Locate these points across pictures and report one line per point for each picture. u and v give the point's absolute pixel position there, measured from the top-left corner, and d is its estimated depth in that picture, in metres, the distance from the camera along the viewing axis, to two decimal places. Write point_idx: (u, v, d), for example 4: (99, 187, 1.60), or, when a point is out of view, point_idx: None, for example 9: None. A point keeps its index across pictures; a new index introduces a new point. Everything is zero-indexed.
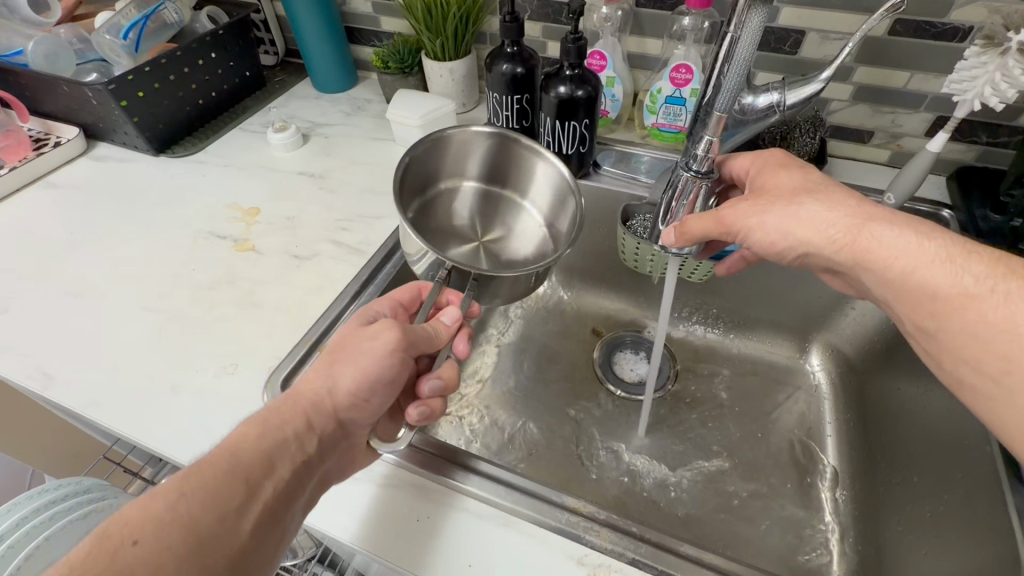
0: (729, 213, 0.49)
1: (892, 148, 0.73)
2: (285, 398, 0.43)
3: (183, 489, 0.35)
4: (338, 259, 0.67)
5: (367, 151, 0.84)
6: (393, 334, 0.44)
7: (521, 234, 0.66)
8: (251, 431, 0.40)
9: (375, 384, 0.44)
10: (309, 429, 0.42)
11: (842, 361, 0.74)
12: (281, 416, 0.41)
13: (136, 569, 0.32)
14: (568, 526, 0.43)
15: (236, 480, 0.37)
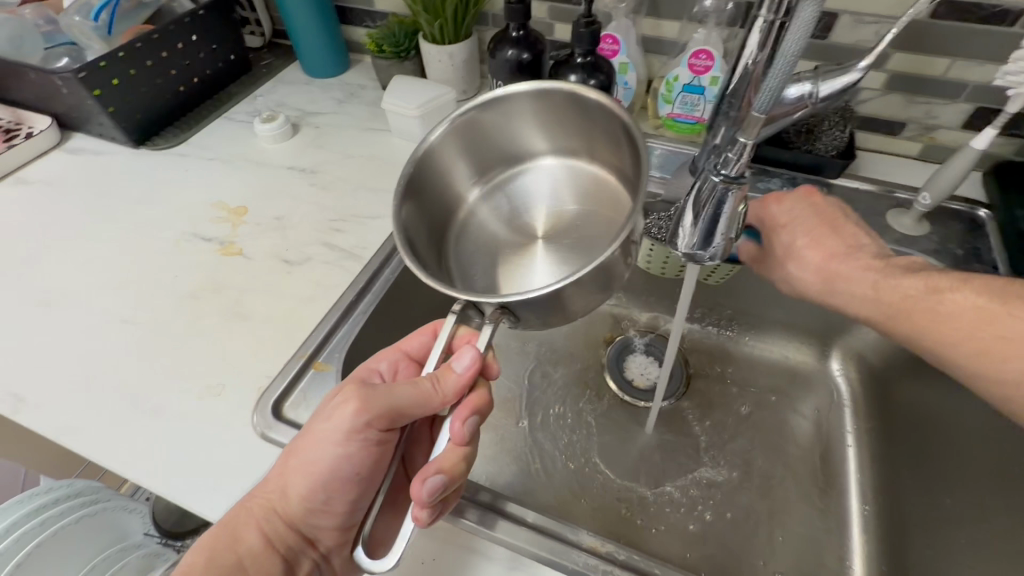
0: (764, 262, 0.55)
1: (925, 141, 0.68)
2: (234, 512, 0.42)
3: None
4: (331, 264, 0.62)
5: (361, 143, 0.79)
6: (351, 420, 0.40)
7: (580, 196, 0.58)
8: (197, 563, 0.40)
9: (330, 484, 0.42)
10: (266, 543, 0.42)
11: (865, 367, 0.70)
12: (231, 534, 0.41)
13: None
14: (586, 569, 0.40)
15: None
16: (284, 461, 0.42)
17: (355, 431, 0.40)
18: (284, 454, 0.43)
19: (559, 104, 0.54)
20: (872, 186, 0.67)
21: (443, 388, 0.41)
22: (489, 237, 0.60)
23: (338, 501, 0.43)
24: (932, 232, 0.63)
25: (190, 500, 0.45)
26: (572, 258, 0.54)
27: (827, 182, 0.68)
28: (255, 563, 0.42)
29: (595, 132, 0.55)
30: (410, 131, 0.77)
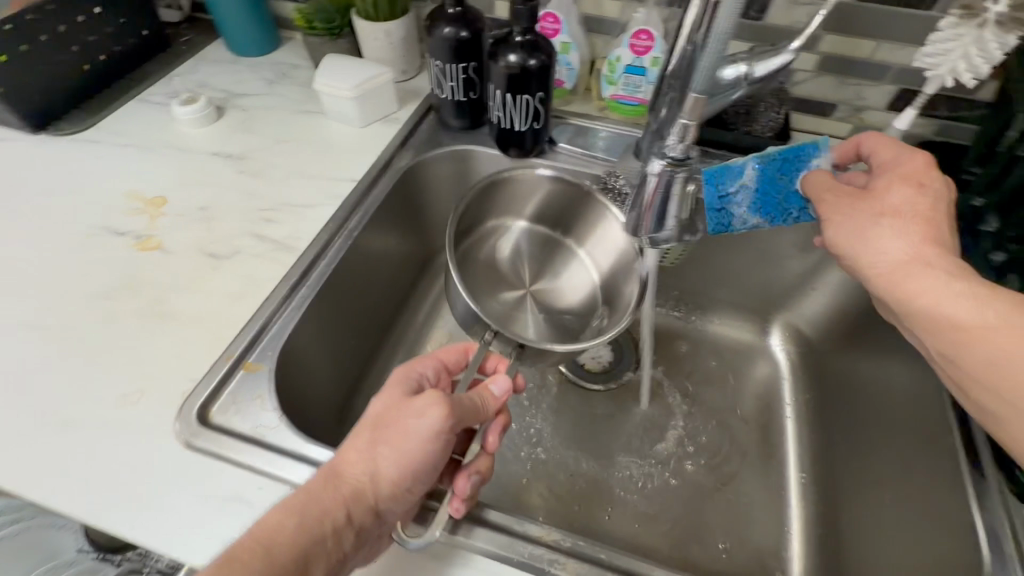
0: (832, 199, 0.46)
1: (855, 121, 0.70)
2: (300, 495, 0.37)
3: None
4: (263, 256, 0.59)
5: (294, 126, 0.74)
6: (442, 418, 0.39)
7: (571, 284, 0.67)
8: (281, 536, 0.35)
9: (420, 473, 0.39)
10: (349, 522, 0.37)
11: (804, 342, 0.73)
12: (294, 523, 0.36)
13: None
14: (531, 561, 0.40)
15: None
16: (361, 446, 0.39)
17: (443, 428, 0.39)
18: (359, 437, 0.40)
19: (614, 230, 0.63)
20: None
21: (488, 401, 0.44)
22: (498, 266, 0.67)
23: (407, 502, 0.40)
24: None
25: (107, 518, 0.42)
26: (538, 329, 0.63)
27: None
28: (336, 543, 0.37)
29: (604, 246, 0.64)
30: (346, 113, 0.73)
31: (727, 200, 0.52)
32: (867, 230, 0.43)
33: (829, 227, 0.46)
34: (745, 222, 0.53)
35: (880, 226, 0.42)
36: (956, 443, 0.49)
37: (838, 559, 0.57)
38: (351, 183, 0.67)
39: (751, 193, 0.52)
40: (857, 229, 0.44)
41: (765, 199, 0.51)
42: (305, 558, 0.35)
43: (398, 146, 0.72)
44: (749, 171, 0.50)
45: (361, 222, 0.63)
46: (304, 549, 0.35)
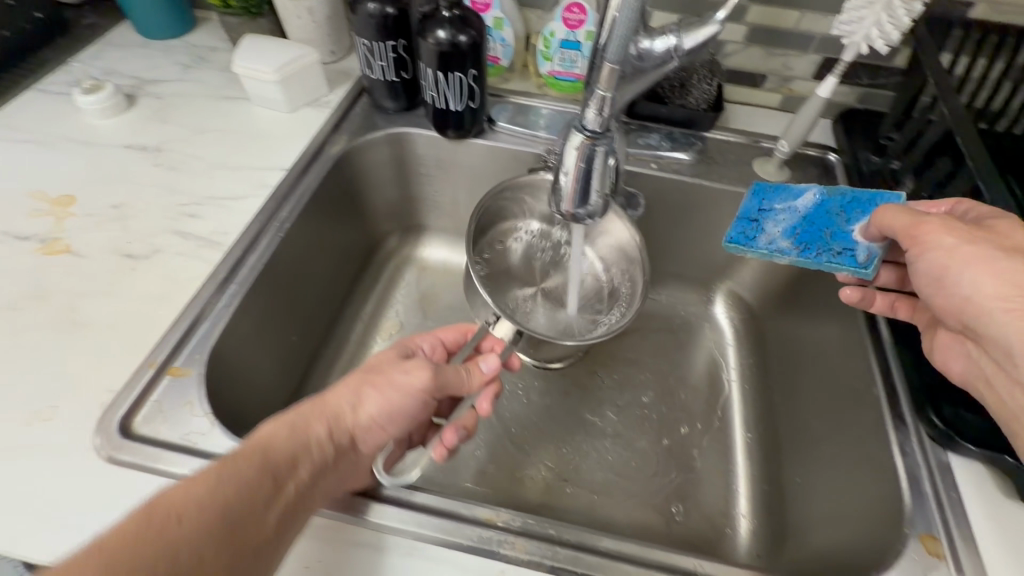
0: (935, 222, 0.43)
1: (783, 92, 0.72)
2: (293, 411, 0.41)
3: (177, 516, 0.32)
4: (186, 254, 0.55)
5: (215, 114, 0.69)
6: (423, 373, 0.43)
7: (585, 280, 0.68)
8: (276, 436, 0.39)
9: (398, 413, 0.43)
10: (332, 438, 0.41)
11: (745, 309, 0.76)
12: (286, 431, 0.40)
13: (164, 549, 0.31)
14: (481, 543, 0.39)
15: (218, 506, 0.34)
16: (351, 380, 0.44)
17: (424, 377, 0.43)
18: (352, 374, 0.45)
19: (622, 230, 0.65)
20: (740, 137, 0.70)
21: (478, 380, 0.48)
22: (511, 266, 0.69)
23: (383, 436, 0.43)
24: (791, 178, 0.67)
25: (22, 544, 0.38)
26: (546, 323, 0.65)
27: (702, 135, 0.70)
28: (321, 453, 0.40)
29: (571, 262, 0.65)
30: (271, 98, 0.69)
31: (769, 214, 0.55)
32: (989, 262, 0.41)
33: (938, 252, 0.43)
34: (772, 242, 0.53)
35: (1001, 263, 0.40)
36: (879, 394, 0.52)
37: (781, 510, 0.59)
38: (280, 171, 0.63)
39: (795, 216, 0.54)
40: (977, 257, 0.41)
41: (806, 225, 0.53)
42: (292, 463, 0.38)
43: (330, 131, 0.68)
44: (805, 197, 0.55)
45: (291, 213, 0.60)
46: (291, 456, 0.39)
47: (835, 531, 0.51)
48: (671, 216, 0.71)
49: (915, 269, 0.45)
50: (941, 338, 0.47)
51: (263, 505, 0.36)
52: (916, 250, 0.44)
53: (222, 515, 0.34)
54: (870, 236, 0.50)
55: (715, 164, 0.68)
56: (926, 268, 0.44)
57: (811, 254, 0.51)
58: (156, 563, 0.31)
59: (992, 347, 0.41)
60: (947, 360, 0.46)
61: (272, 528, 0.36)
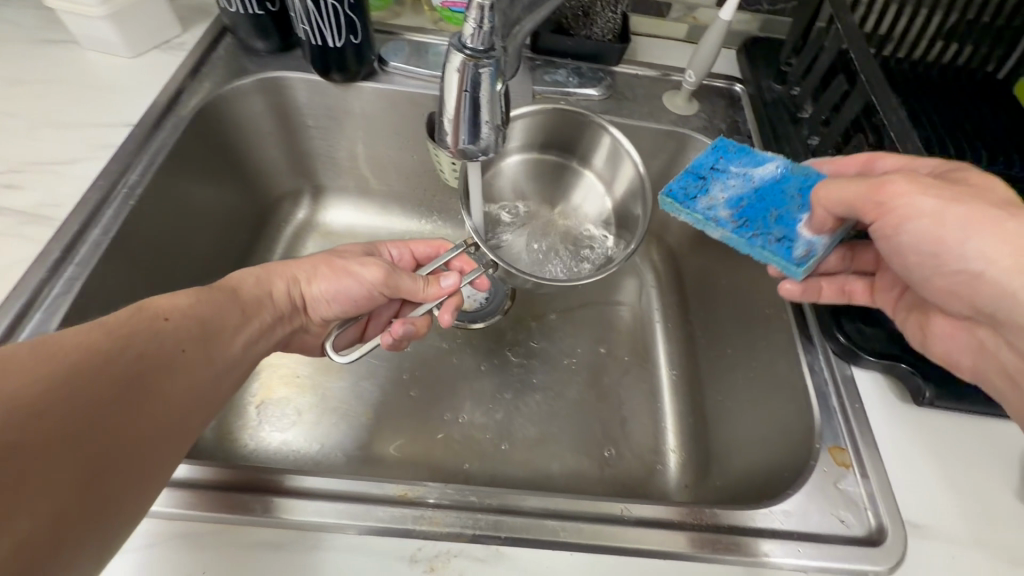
0: (900, 182, 0.37)
1: (689, 21, 0.70)
2: (256, 267, 0.45)
3: (164, 316, 0.34)
4: (6, 234, 0.45)
5: (32, 61, 0.56)
6: (377, 270, 0.47)
7: (585, 208, 0.67)
8: (246, 280, 0.43)
9: (344, 298, 0.48)
10: (287, 293, 0.45)
11: (664, 250, 0.75)
12: (252, 279, 0.43)
13: (163, 335, 0.33)
14: (396, 522, 0.36)
15: (197, 319, 0.36)
16: (312, 256, 0.48)
17: (374, 273, 0.47)
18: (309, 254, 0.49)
19: (616, 156, 0.62)
20: (649, 71, 0.67)
21: (433, 291, 0.50)
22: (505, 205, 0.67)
23: (329, 311, 0.48)
24: (700, 111, 0.66)
25: None
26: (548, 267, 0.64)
27: (610, 70, 0.67)
28: (275, 305, 0.44)
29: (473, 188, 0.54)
30: (105, 40, 0.57)
31: (720, 176, 0.49)
32: (991, 225, 0.36)
33: (923, 219, 0.37)
34: (711, 208, 0.47)
35: (1006, 221, 0.35)
36: (790, 319, 0.53)
37: (705, 440, 0.61)
38: (125, 128, 0.53)
39: (748, 185, 0.48)
40: (973, 223, 0.36)
41: (755, 198, 0.47)
42: (259, 303, 0.42)
43: (187, 78, 0.58)
44: (767, 168, 0.49)
45: (143, 176, 0.50)
46: (253, 303, 0.42)
47: (754, 453, 0.53)
48: None
49: (898, 243, 0.39)
50: (940, 326, 0.43)
51: (229, 332, 0.38)
52: (887, 216, 0.38)
53: (202, 327, 0.36)
54: (817, 223, 0.43)
55: (625, 100, 0.65)
56: (917, 244, 0.38)
57: (746, 232, 0.45)
58: (147, 348, 0.32)
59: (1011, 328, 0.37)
60: (948, 349, 0.43)
61: (235, 352, 0.38)
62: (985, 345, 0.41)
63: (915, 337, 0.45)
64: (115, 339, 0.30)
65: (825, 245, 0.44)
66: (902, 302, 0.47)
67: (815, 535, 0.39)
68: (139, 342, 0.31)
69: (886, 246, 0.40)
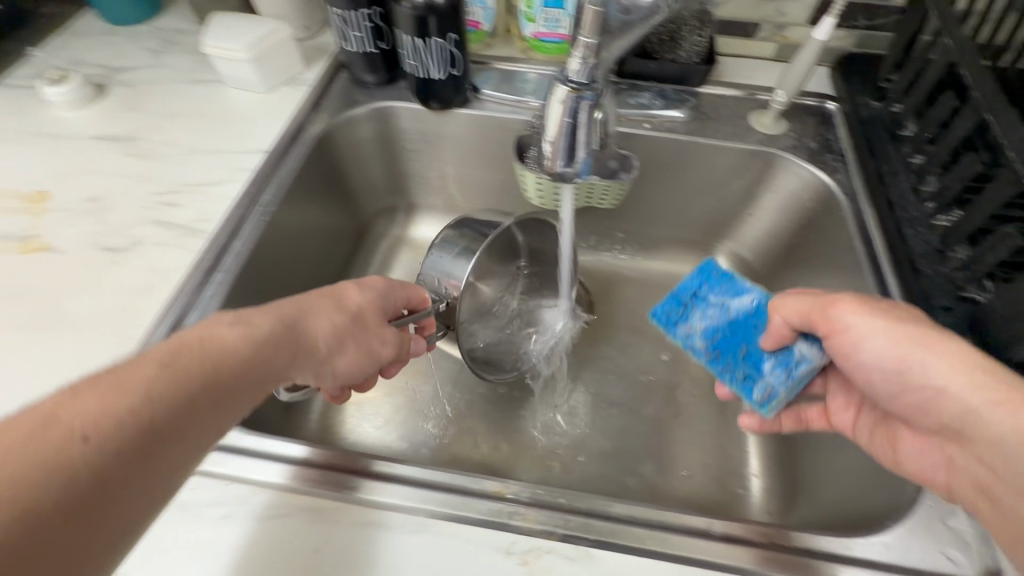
0: (852, 299, 0.40)
1: (778, 40, 0.70)
2: (256, 324, 0.35)
3: (84, 435, 0.26)
4: (170, 244, 0.53)
5: (187, 97, 0.67)
6: (393, 348, 0.43)
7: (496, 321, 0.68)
8: (236, 343, 0.33)
9: (350, 375, 0.41)
10: (287, 359, 0.36)
11: (746, 269, 0.74)
12: (244, 344, 0.33)
13: (79, 469, 0.25)
14: (492, 516, 0.38)
15: (141, 423, 0.28)
16: (319, 310, 0.39)
17: (392, 353, 0.44)
18: (318, 300, 0.40)
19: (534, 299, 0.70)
20: (735, 91, 0.68)
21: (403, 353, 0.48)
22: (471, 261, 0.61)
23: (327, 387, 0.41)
24: (789, 129, 0.65)
25: None
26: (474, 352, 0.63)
27: (694, 91, 0.68)
28: (266, 379, 0.34)
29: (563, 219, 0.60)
30: (246, 78, 0.66)
31: (701, 302, 0.48)
32: (945, 346, 0.37)
33: (879, 338, 0.39)
34: (689, 337, 0.47)
35: (952, 344, 0.37)
36: None
37: (791, 467, 0.59)
38: (259, 154, 0.61)
39: (724, 315, 0.47)
40: (928, 342, 0.37)
41: (730, 331, 0.46)
42: (243, 378, 0.33)
43: (309, 110, 0.66)
44: (747, 298, 0.47)
45: (275, 196, 0.58)
46: (235, 376, 0.32)
47: (848, 485, 0.51)
48: (666, 175, 0.69)
49: (861, 361, 0.40)
50: (909, 442, 0.42)
51: (187, 431, 0.30)
52: (840, 334, 0.40)
53: (143, 440, 0.28)
54: (772, 343, 0.44)
55: (709, 120, 0.66)
56: (878, 359, 0.39)
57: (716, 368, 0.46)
58: (50, 493, 0.24)
59: (982, 444, 0.35)
60: (922, 468, 0.41)
61: (191, 460, 0.30)
62: (954, 462, 0.38)
63: (887, 456, 0.43)
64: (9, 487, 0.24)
65: (787, 388, 0.43)
66: (861, 422, 0.46)
67: (918, 571, 0.37)
68: (35, 490, 0.24)
69: (850, 365, 0.41)
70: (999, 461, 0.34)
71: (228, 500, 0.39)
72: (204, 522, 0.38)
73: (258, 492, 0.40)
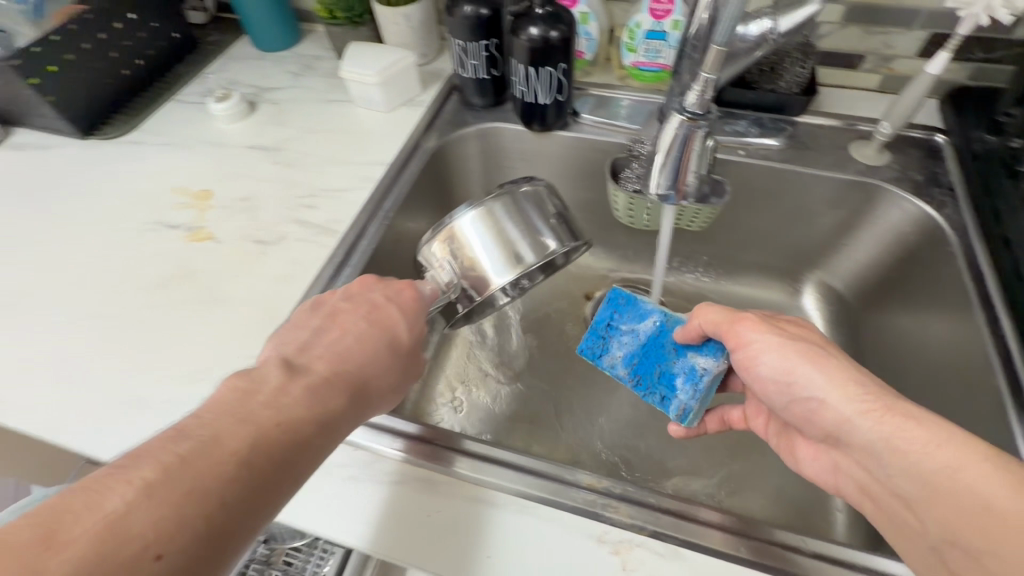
0: (752, 317, 0.44)
1: (883, 72, 0.70)
2: (322, 397, 0.37)
3: (156, 552, 0.27)
4: (307, 240, 0.61)
5: (322, 114, 0.76)
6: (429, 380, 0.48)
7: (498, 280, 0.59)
8: (301, 426, 0.35)
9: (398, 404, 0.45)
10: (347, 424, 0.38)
11: (837, 299, 0.73)
12: (308, 428, 0.35)
13: None
14: (586, 505, 0.42)
15: (211, 531, 0.29)
16: (377, 374, 0.41)
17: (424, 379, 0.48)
18: (380, 354, 0.42)
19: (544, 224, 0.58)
20: (835, 121, 0.68)
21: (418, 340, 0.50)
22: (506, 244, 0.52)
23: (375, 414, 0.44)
24: (892, 161, 0.64)
25: None
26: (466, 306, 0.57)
27: (792, 121, 0.69)
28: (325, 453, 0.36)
29: (664, 230, 0.62)
30: (371, 99, 0.75)
31: (615, 332, 0.52)
32: (825, 361, 0.40)
33: (774, 352, 0.42)
34: (612, 366, 0.52)
35: (829, 359, 0.40)
36: (1000, 385, 0.48)
37: None
38: (381, 166, 0.69)
39: (636, 341, 0.51)
40: (813, 357, 0.41)
41: (643, 355, 0.50)
42: (305, 460, 0.35)
43: (423, 130, 0.73)
44: (649, 320, 0.50)
45: (395, 204, 0.65)
46: (298, 459, 0.34)
47: None
48: (758, 200, 0.70)
49: (758, 374, 0.44)
50: (807, 449, 0.45)
51: (254, 519, 0.31)
52: (742, 348, 0.44)
53: (217, 536, 0.30)
54: (681, 337, 0.48)
55: (808, 149, 0.67)
56: (771, 371, 0.42)
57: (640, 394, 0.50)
58: None
59: (859, 451, 0.38)
60: (814, 471, 0.45)
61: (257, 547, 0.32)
62: (838, 465, 0.42)
63: (791, 461, 0.47)
64: None
65: (699, 400, 0.47)
66: (771, 428, 0.50)
67: None
68: None
69: (750, 377, 0.45)
70: (870, 465, 0.37)
71: (353, 463, 0.45)
72: (334, 480, 0.44)
73: (379, 459, 0.45)
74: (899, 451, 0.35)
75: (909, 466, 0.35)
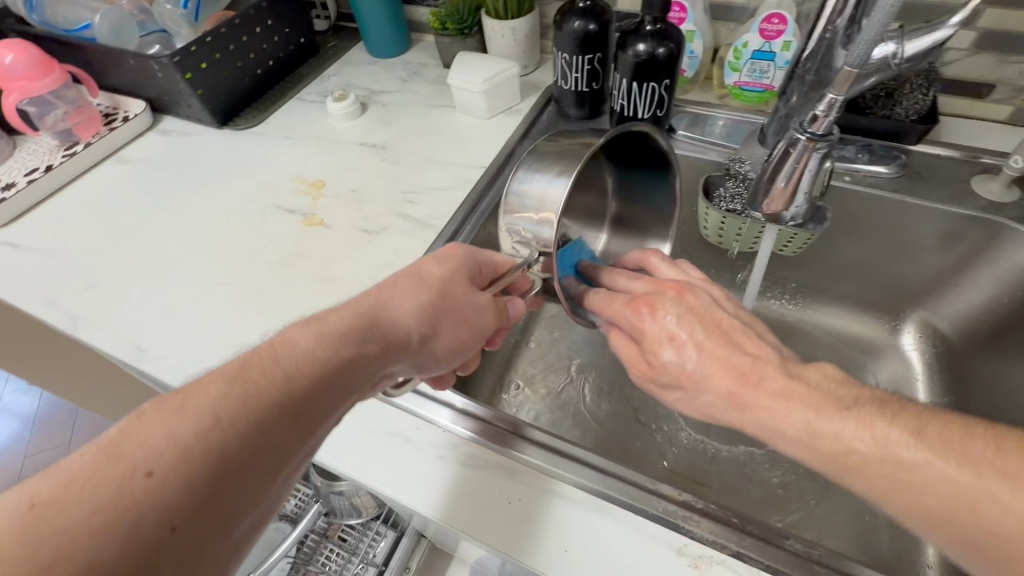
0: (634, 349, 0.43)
1: (1016, 103, 0.65)
2: (332, 328, 0.38)
3: (146, 470, 0.28)
4: (408, 233, 0.66)
5: (426, 118, 0.81)
6: (491, 317, 0.47)
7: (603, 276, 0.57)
8: (296, 360, 0.36)
9: (459, 342, 0.45)
10: (357, 361, 0.38)
11: (941, 342, 0.68)
12: (305, 364, 0.36)
13: (144, 502, 0.28)
14: (668, 516, 0.42)
15: (208, 456, 0.30)
16: (394, 301, 0.43)
17: (490, 318, 0.46)
18: (395, 289, 0.43)
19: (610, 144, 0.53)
20: (955, 152, 0.64)
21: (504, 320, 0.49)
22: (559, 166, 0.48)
23: (447, 357, 0.45)
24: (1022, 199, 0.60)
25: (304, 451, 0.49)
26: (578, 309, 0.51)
27: (906, 149, 0.65)
28: (330, 391, 0.37)
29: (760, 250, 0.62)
30: (473, 105, 0.79)
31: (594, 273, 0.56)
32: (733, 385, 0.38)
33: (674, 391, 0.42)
34: None
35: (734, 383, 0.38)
36: None
37: None
38: (479, 169, 0.72)
39: None
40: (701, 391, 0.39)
41: None
42: (308, 394, 0.35)
43: (521, 137, 0.76)
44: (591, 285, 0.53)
45: (490, 205, 0.68)
46: (302, 394, 0.35)
47: None
48: (861, 229, 0.67)
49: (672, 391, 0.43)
50: None
51: (257, 449, 0.32)
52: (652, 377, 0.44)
53: (213, 462, 0.30)
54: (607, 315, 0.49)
55: (922, 180, 0.63)
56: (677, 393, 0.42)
57: None
58: (121, 510, 0.27)
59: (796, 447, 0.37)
60: None
61: (260, 479, 0.32)
62: None
63: None
64: (85, 505, 0.27)
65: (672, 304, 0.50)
66: None
67: None
68: (108, 508, 0.27)
69: None
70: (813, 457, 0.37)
71: (441, 444, 0.48)
72: (423, 456, 0.47)
73: (461, 442, 0.47)
74: (868, 456, 0.34)
75: (881, 470, 0.33)
